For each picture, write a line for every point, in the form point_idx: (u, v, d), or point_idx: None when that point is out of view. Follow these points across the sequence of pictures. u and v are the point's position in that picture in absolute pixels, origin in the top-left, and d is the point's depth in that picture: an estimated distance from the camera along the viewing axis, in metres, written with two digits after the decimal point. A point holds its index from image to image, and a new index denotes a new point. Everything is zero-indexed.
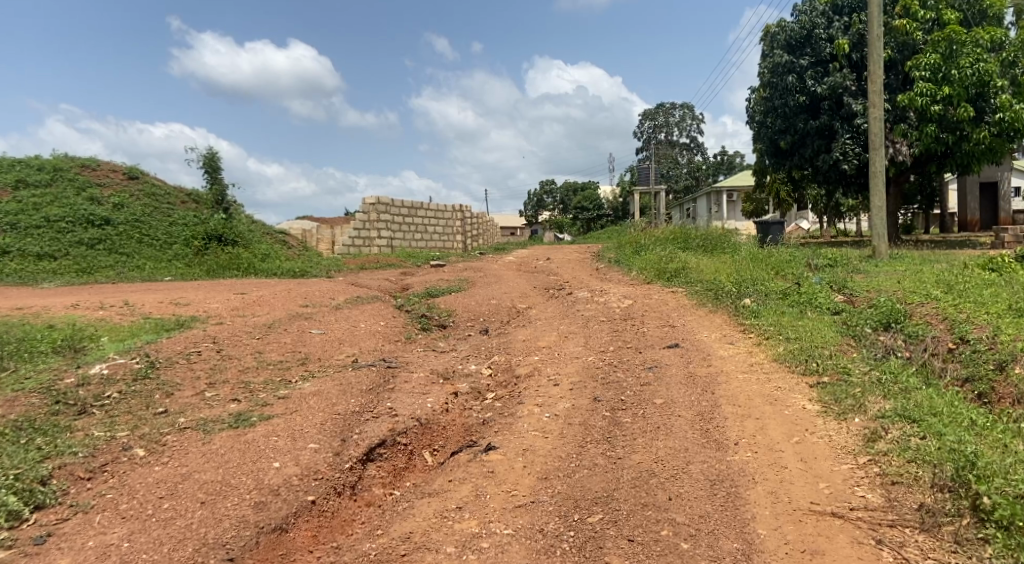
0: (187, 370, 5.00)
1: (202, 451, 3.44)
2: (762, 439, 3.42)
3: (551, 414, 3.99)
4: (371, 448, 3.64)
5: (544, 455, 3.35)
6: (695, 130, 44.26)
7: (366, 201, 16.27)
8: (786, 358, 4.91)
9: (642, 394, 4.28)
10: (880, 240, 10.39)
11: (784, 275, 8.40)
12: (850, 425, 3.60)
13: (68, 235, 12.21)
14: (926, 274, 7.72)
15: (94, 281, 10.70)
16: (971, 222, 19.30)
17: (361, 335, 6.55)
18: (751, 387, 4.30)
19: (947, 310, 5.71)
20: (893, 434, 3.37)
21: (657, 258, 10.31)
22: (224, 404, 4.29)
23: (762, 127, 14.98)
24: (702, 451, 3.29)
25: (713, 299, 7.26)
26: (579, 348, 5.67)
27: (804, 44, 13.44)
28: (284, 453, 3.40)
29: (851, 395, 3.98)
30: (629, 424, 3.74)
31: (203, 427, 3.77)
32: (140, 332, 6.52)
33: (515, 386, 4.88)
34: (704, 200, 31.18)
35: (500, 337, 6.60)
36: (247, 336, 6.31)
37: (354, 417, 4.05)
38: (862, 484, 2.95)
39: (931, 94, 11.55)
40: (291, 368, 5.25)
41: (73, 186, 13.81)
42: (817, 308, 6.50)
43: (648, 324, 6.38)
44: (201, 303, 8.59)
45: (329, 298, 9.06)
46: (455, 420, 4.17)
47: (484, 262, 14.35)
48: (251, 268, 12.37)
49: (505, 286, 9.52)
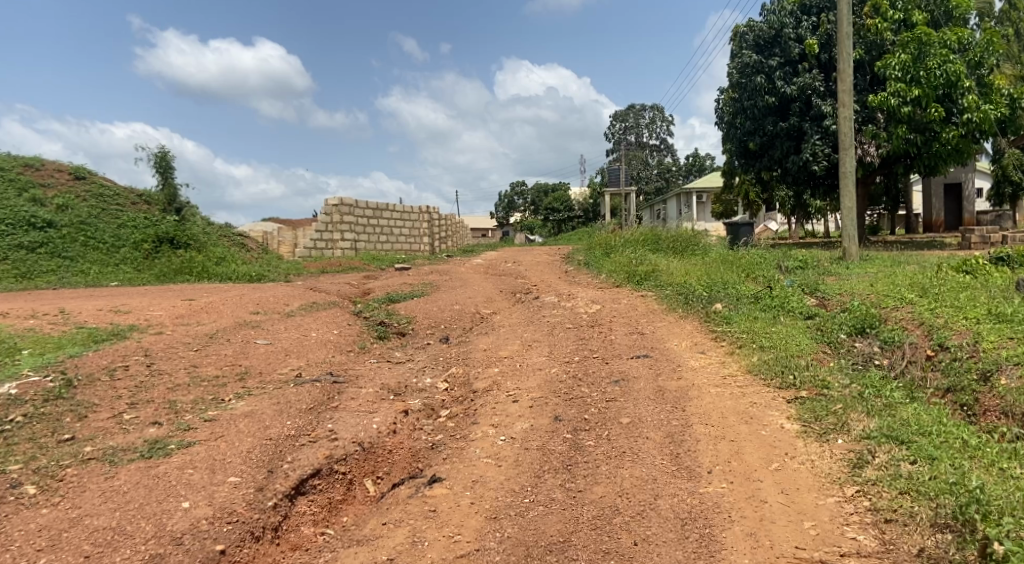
0: (107, 388, 4.52)
1: (102, 488, 2.98)
2: (738, 465, 3.08)
3: (507, 438, 3.60)
4: (303, 480, 3.24)
5: (495, 488, 2.97)
6: (665, 131, 44.31)
7: (328, 202, 15.67)
8: (760, 370, 4.59)
9: (607, 412, 3.92)
10: (851, 242, 10.21)
11: (755, 278, 8.15)
12: (832, 448, 3.28)
13: (7, 238, 11.50)
14: (900, 276, 7.50)
15: (33, 287, 10.03)
16: (935, 222, 19.42)
17: (310, 346, 6.11)
18: (724, 403, 3.96)
19: (924, 315, 5.48)
20: (881, 459, 3.09)
21: (626, 259, 10.04)
22: (141, 428, 3.83)
23: (732, 128, 14.81)
24: (671, 482, 2.94)
25: (683, 303, 6.94)
26: (543, 359, 5.30)
27: (773, 44, 13.32)
28: (197, 490, 2.96)
29: (832, 412, 3.67)
30: (592, 448, 3.38)
31: (109, 458, 3.31)
32: (68, 344, 5.99)
33: (472, 401, 4.49)
34: (674, 202, 31.06)
35: (461, 345, 6.21)
36: (185, 347, 5.82)
37: (288, 443, 3.64)
38: (852, 523, 2.63)
39: (902, 95, 11.40)
40: (228, 385, 4.78)
41: (14, 186, 13.04)
42: (789, 313, 6.27)
43: (615, 332, 6.04)
44: (143, 310, 8.05)
45: (283, 304, 8.58)
46: (402, 443, 3.77)
47: (450, 265, 13.90)
48: (205, 272, 11.77)
49: (470, 290, 9.14)
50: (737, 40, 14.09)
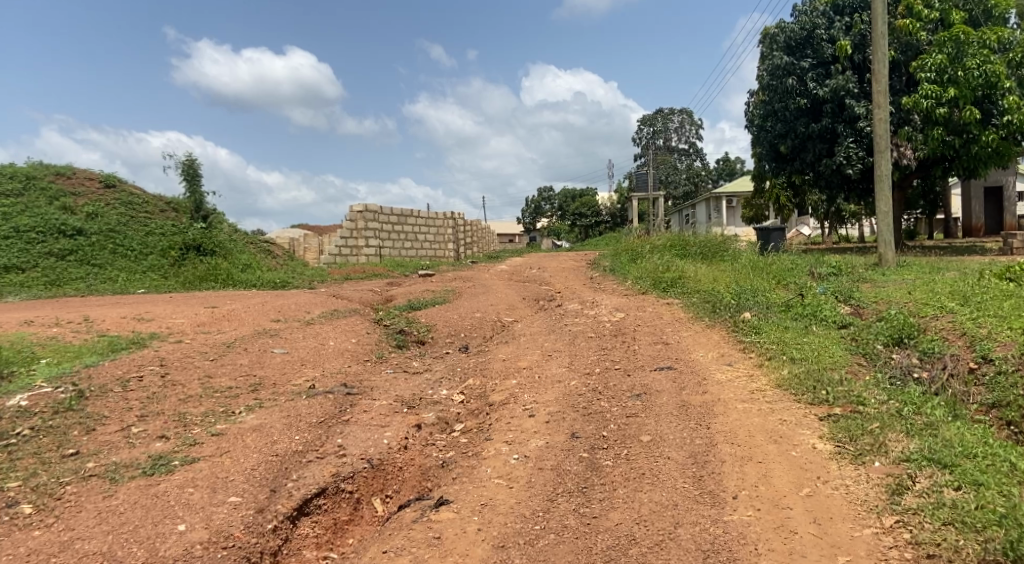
0: (119, 399, 4.46)
1: (98, 509, 2.90)
2: (766, 491, 2.88)
3: (520, 456, 3.43)
4: (306, 500, 3.12)
5: (504, 513, 2.82)
6: (694, 135, 43.74)
7: (353, 209, 15.69)
8: (790, 385, 4.35)
9: (628, 429, 3.73)
10: (886, 247, 9.85)
11: (786, 285, 7.86)
12: (869, 472, 3.06)
13: (38, 246, 11.66)
14: (940, 283, 7.16)
15: (61, 295, 10.14)
16: (975, 227, 18.78)
17: (326, 355, 6.01)
18: (752, 420, 3.74)
19: (965, 325, 5.19)
20: (922, 485, 2.87)
21: (652, 266, 9.80)
22: (147, 443, 3.74)
23: (762, 131, 14.48)
24: (693, 509, 2.75)
25: (710, 311, 6.70)
26: (562, 370, 5.12)
27: (804, 45, 12.98)
28: (195, 511, 2.88)
29: (868, 431, 3.44)
30: (609, 468, 3.21)
31: (110, 475, 3.22)
32: (87, 353, 5.97)
33: (487, 415, 4.33)
34: (703, 207, 30.56)
35: (480, 355, 6.05)
36: (201, 357, 5.76)
37: (295, 459, 3.51)
38: (891, 559, 2.44)
39: (937, 96, 11.01)
40: (240, 396, 4.69)
41: (46, 195, 13.25)
42: (823, 322, 6.01)
43: (639, 341, 5.84)
44: (166, 318, 8.04)
45: (304, 312, 8.53)
46: (412, 460, 3.62)
47: (474, 271, 13.78)
48: (230, 279, 11.80)
49: (492, 297, 9.00)
50: (767, 42, 13.77)
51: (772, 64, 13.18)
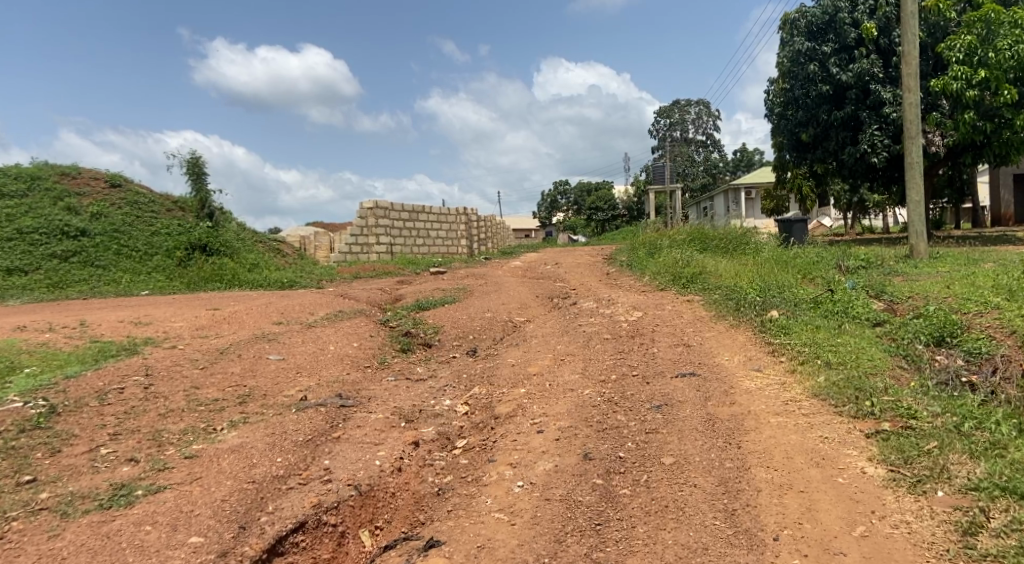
0: (93, 415, 4.10)
1: (40, 553, 2.58)
2: (813, 531, 2.50)
3: (526, 483, 3.03)
4: (281, 537, 2.76)
5: (504, 559, 2.48)
6: (712, 126, 42.90)
7: (363, 205, 15.28)
8: (828, 395, 3.89)
9: (649, 449, 3.30)
10: (918, 237, 9.29)
11: (813, 280, 7.36)
12: (932, 504, 2.64)
13: (41, 248, 11.44)
14: (981, 276, 6.66)
15: (63, 297, 9.90)
16: (1004, 215, 18.04)
17: (324, 362, 5.62)
18: (789, 438, 3.29)
19: (1015, 322, 4.70)
20: (999, 521, 2.46)
21: (671, 260, 9.33)
22: (114, 468, 3.38)
23: (783, 120, 13.92)
24: (726, 555, 2.41)
25: (734, 309, 6.22)
26: (575, 377, 4.68)
27: (827, 30, 12.36)
28: (148, 557, 2.55)
29: (925, 452, 3.00)
30: (629, 499, 2.81)
31: (62, 509, 2.86)
32: (74, 361, 5.65)
33: (492, 431, 3.92)
34: (722, 199, 29.86)
35: (488, 360, 5.64)
36: (190, 365, 5.40)
37: (273, 486, 3.13)
38: None
39: (967, 78, 10.37)
40: (225, 411, 4.31)
41: (50, 196, 13.04)
42: (855, 321, 5.53)
43: (658, 344, 5.40)
44: (164, 321, 7.72)
45: (307, 313, 8.18)
46: (407, 484, 3.24)
47: (487, 268, 13.34)
48: (236, 279, 11.50)
49: (504, 295, 8.60)
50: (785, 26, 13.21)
51: (793, 49, 12.64)
